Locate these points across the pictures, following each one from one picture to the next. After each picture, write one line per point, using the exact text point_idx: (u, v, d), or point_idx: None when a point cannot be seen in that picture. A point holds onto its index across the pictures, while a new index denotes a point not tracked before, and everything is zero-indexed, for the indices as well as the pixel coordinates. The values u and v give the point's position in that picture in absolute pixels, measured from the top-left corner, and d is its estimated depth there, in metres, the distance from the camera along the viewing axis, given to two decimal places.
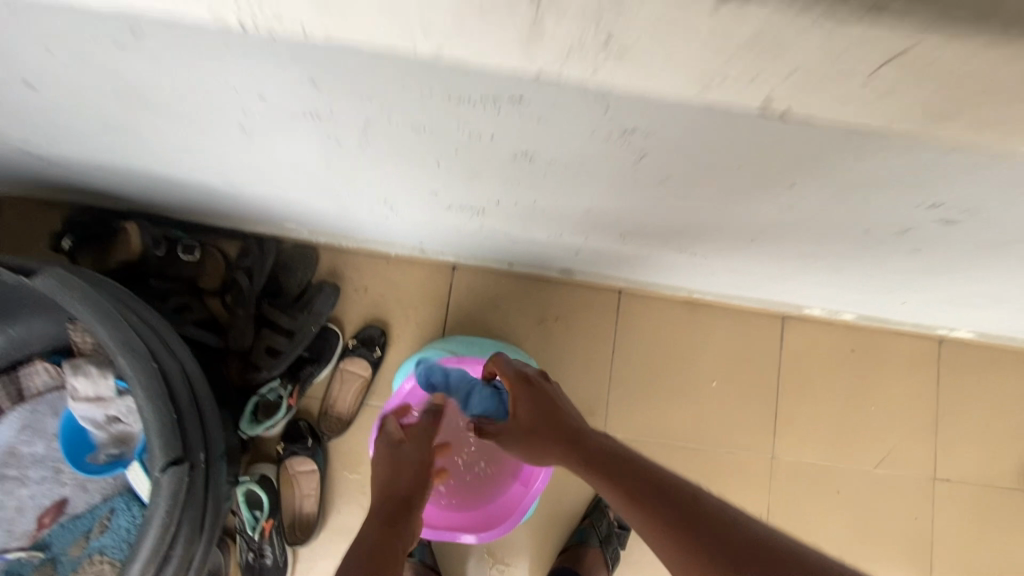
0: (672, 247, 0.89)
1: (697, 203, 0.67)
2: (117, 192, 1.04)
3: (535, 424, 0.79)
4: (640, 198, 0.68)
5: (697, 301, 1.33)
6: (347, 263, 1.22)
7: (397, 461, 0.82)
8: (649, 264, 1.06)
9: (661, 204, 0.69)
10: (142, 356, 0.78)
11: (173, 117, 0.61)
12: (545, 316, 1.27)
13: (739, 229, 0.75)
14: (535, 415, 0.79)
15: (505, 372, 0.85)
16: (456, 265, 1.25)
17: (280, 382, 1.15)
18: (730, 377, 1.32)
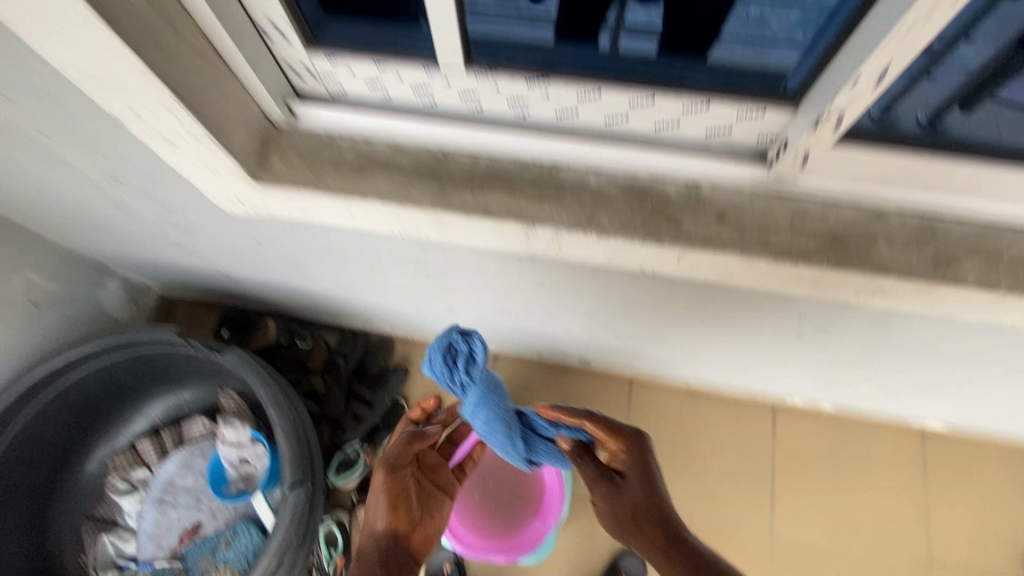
0: (654, 342, 1.21)
1: (656, 313, 1.00)
2: (264, 298, 1.49)
3: (638, 492, 0.80)
4: (619, 308, 1.02)
5: (697, 390, 1.59)
6: (414, 352, 1.60)
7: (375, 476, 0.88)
8: (645, 357, 1.37)
9: (633, 312, 1.03)
10: (283, 407, 1.17)
11: (331, 261, 1.03)
12: (568, 398, 1.57)
13: (693, 330, 1.07)
14: (633, 476, 0.81)
15: (598, 426, 0.83)
16: (497, 355, 1.60)
17: (359, 442, 1.48)
18: (728, 459, 1.53)
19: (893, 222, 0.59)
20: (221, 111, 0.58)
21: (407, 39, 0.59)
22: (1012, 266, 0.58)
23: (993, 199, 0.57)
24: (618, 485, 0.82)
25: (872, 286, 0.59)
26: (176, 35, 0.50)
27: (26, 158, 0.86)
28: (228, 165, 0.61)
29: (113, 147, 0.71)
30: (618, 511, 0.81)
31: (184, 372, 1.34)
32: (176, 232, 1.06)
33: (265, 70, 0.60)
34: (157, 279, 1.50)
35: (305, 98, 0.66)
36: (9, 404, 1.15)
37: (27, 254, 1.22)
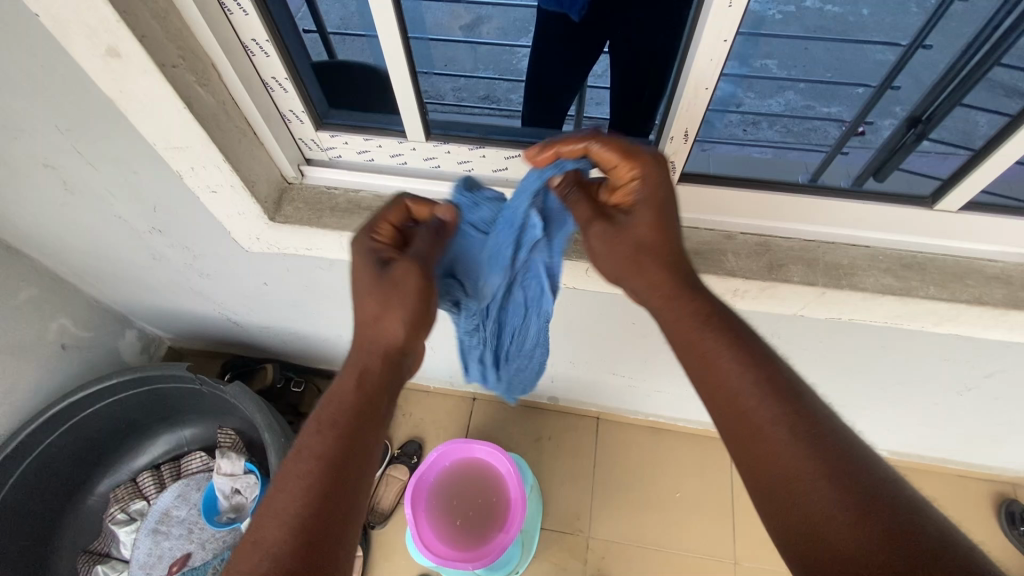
0: (608, 369, 1.39)
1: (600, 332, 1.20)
2: (265, 345, 1.66)
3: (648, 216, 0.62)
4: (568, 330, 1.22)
5: (659, 426, 1.71)
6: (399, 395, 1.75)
7: (403, 273, 0.65)
8: (605, 389, 1.53)
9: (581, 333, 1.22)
10: (277, 434, 1.32)
11: (325, 299, 1.22)
12: (540, 435, 1.70)
13: (634, 349, 1.26)
14: (642, 205, 0.62)
15: (611, 152, 0.61)
16: (475, 397, 1.75)
17: None
18: (691, 489, 1.63)
19: (739, 241, 0.81)
20: (252, 169, 0.81)
21: (387, 120, 0.84)
22: (828, 269, 0.78)
23: (808, 222, 0.79)
24: (618, 221, 0.63)
25: (728, 287, 0.79)
26: (228, 118, 0.74)
27: (88, 214, 1.08)
28: (253, 209, 0.84)
29: (164, 198, 0.94)
30: (614, 253, 0.63)
31: (188, 409, 1.49)
32: (196, 277, 1.26)
33: (284, 142, 0.84)
34: (169, 330, 1.68)
35: (312, 163, 0.89)
36: (32, 433, 1.30)
37: (63, 303, 1.42)
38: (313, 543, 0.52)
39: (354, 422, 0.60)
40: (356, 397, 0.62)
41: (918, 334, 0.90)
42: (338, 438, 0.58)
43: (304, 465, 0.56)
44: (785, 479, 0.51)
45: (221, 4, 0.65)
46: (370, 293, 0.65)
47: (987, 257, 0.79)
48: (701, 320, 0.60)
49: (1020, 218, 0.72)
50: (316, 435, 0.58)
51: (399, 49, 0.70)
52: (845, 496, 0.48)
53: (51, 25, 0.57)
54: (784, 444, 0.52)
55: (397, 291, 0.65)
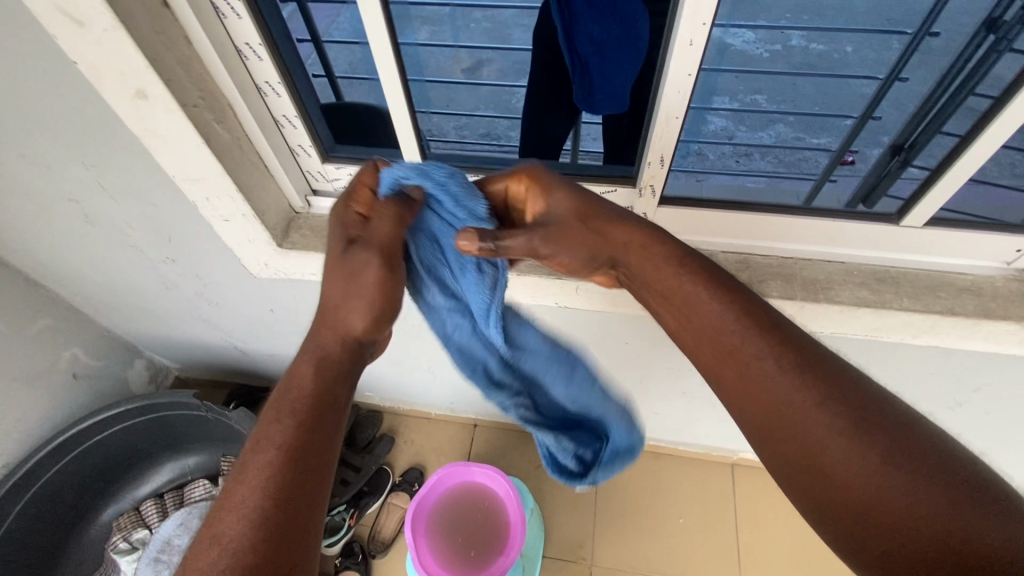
0: None
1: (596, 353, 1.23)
2: (269, 374, 1.69)
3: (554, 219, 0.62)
4: None
5: (661, 450, 1.70)
6: (401, 422, 1.76)
7: (368, 261, 0.60)
8: None
9: None
10: None
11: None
12: (541, 461, 1.70)
13: (630, 369, 1.28)
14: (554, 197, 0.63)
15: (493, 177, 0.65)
16: (476, 423, 1.76)
17: (344, 507, 1.56)
18: (694, 514, 1.61)
19: (719, 259, 0.85)
20: (262, 200, 0.87)
21: (388, 153, 0.91)
22: (805, 283, 0.82)
23: (785, 240, 0.84)
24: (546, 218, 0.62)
25: None
26: (242, 152, 0.81)
27: (106, 245, 1.14)
28: (262, 235, 0.89)
29: (179, 228, 1.00)
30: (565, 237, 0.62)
31: (192, 436, 1.51)
32: (206, 305, 1.31)
33: (292, 174, 0.90)
34: (177, 360, 1.72)
35: (318, 194, 0.96)
36: (42, 459, 1.33)
37: (76, 332, 1.46)
38: (280, 545, 0.49)
39: (309, 404, 0.55)
40: (310, 380, 0.57)
41: (902, 348, 0.93)
42: (293, 426, 0.54)
43: (255, 465, 0.51)
44: (828, 469, 0.49)
45: (239, 51, 0.73)
46: (337, 281, 0.60)
47: (959, 270, 0.82)
48: (722, 304, 0.56)
49: (981, 232, 0.77)
50: (266, 428, 0.54)
51: (399, 88, 0.77)
52: (902, 474, 0.46)
53: (86, 69, 0.64)
54: (825, 431, 0.49)
55: (361, 283, 0.60)
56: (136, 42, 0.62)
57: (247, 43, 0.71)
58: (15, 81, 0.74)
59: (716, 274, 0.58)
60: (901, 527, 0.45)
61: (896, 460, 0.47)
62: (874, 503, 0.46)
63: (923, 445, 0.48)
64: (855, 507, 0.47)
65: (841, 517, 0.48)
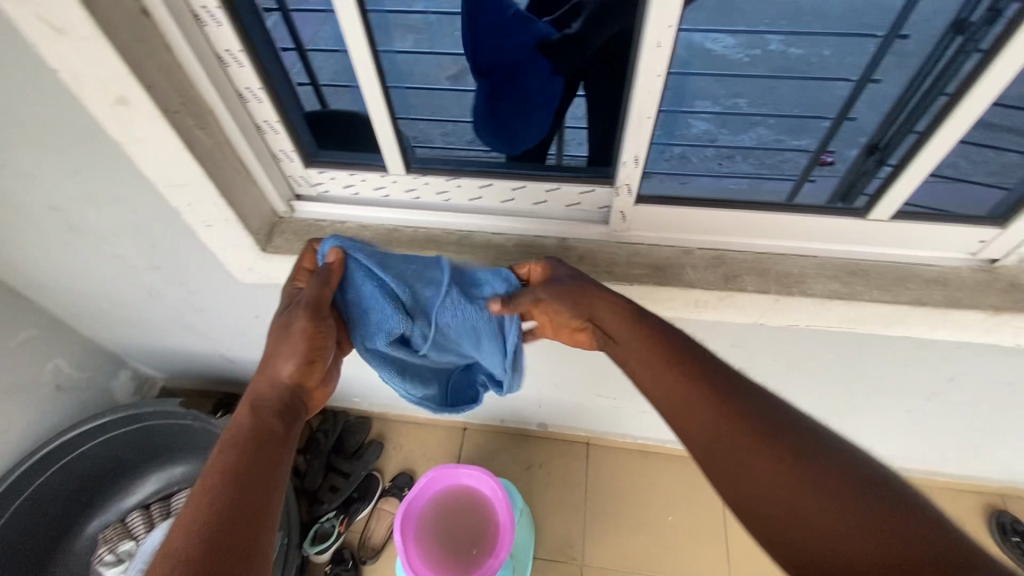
0: (592, 391, 1.42)
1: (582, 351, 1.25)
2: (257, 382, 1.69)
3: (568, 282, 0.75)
4: (551, 351, 1.27)
5: (649, 449, 1.72)
6: (390, 428, 1.76)
7: (299, 322, 0.71)
8: (592, 412, 1.55)
9: (564, 353, 1.27)
10: None
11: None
12: (531, 463, 1.71)
13: (616, 368, 1.30)
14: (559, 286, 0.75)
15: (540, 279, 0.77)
16: (466, 426, 1.76)
17: (334, 514, 1.57)
18: (683, 512, 1.63)
19: (695, 255, 0.87)
20: (246, 205, 0.87)
21: (370, 156, 0.92)
22: (778, 278, 0.84)
23: (759, 236, 0.86)
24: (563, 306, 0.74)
25: (688, 298, 0.85)
26: (224, 157, 0.81)
27: (89, 255, 1.14)
28: (246, 240, 0.90)
29: (163, 236, 1.00)
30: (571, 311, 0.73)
31: (178, 446, 1.49)
32: (191, 313, 1.31)
33: (276, 179, 0.91)
34: (163, 370, 1.71)
35: (302, 199, 0.97)
36: (26, 470, 1.33)
37: (59, 343, 1.45)
38: (225, 554, 0.55)
39: (251, 443, 0.65)
40: (251, 425, 0.67)
41: (874, 339, 0.95)
42: (237, 459, 0.63)
43: (201, 493, 0.59)
44: (773, 503, 0.55)
45: (219, 58, 0.74)
46: (276, 343, 0.71)
47: (924, 262, 0.85)
48: (668, 360, 0.65)
49: (944, 225, 0.80)
50: (217, 460, 0.63)
51: (378, 92, 0.79)
52: (837, 510, 0.52)
53: (67, 77, 0.65)
54: (764, 466, 0.56)
55: (290, 343, 0.71)
56: (117, 50, 0.63)
57: (227, 50, 0.73)
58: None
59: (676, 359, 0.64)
60: (834, 559, 0.51)
61: (835, 495, 0.53)
62: (814, 532, 0.52)
63: (862, 481, 0.53)
64: (794, 538, 0.53)
65: (783, 544, 0.54)
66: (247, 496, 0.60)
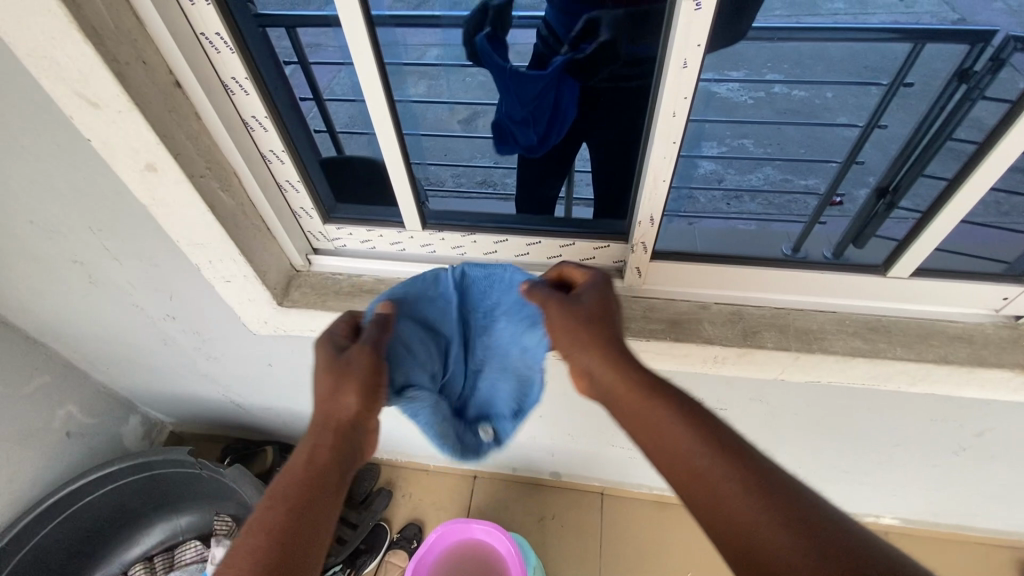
0: (607, 440, 1.39)
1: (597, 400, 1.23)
2: (267, 428, 1.67)
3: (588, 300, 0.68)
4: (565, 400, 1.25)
5: (665, 499, 1.66)
6: (399, 475, 1.73)
7: (354, 364, 0.66)
8: (606, 461, 1.52)
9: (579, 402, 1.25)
10: None
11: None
12: (543, 514, 1.66)
13: None
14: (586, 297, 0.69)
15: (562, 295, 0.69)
16: (476, 474, 1.72)
17: (340, 567, 1.50)
18: (702, 568, 1.55)
19: (713, 310, 0.86)
20: (264, 260, 0.89)
21: (387, 212, 0.93)
22: (798, 334, 0.83)
23: (778, 291, 0.85)
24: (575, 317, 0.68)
25: (706, 354, 0.84)
26: (245, 216, 0.83)
27: (108, 304, 1.15)
28: (262, 295, 0.90)
29: (181, 287, 1.01)
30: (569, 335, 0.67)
31: (184, 496, 1.47)
32: (205, 360, 1.31)
33: (294, 234, 0.92)
34: (172, 415, 1.70)
35: (319, 253, 0.98)
36: (29, 523, 1.31)
37: (72, 389, 1.45)
38: None
39: (306, 487, 0.60)
40: (305, 469, 0.61)
41: (898, 395, 0.93)
42: (290, 502, 0.58)
43: (258, 537, 0.55)
44: (736, 523, 0.51)
45: (245, 122, 0.76)
46: (344, 381, 0.65)
47: (947, 318, 0.84)
48: (650, 391, 0.61)
49: (964, 282, 0.79)
50: (270, 513, 0.57)
51: (398, 154, 0.81)
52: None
53: (100, 146, 0.67)
54: (750, 517, 0.51)
55: (348, 379, 0.65)
56: (149, 121, 0.64)
57: (254, 116, 0.75)
58: (29, 159, 0.77)
59: (668, 410, 0.59)
60: None
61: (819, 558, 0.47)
62: (780, 567, 0.48)
63: (841, 543, 0.48)
64: None
65: None
66: (298, 544, 0.56)
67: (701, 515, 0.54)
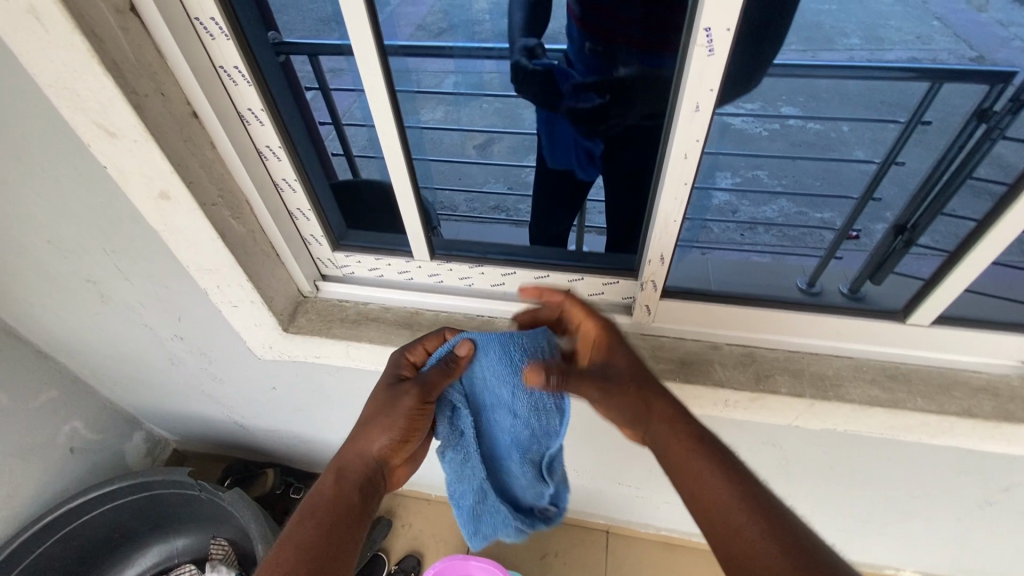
0: (614, 478, 1.35)
1: (605, 436, 1.20)
2: (270, 450, 1.66)
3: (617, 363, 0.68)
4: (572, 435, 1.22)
5: (673, 541, 1.60)
6: (400, 504, 1.69)
7: (404, 397, 0.69)
8: (613, 499, 1.47)
9: (586, 438, 1.22)
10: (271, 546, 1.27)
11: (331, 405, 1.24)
12: (545, 551, 1.61)
13: (640, 455, 1.24)
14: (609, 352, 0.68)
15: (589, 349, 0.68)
16: None
17: None
18: None
19: (725, 351, 0.84)
20: (272, 286, 0.89)
21: (396, 241, 0.93)
22: (813, 380, 0.81)
23: (791, 333, 0.83)
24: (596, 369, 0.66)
25: (717, 398, 0.82)
26: (256, 243, 0.83)
27: (118, 323, 1.16)
28: (269, 320, 0.90)
29: (190, 309, 1.01)
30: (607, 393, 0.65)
31: (183, 518, 1.46)
32: (211, 381, 1.31)
33: (303, 261, 0.93)
34: (175, 433, 1.69)
35: (328, 279, 0.98)
36: (27, 540, 1.30)
37: (79, 405, 1.46)
38: None
39: (332, 512, 0.66)
40: (332, 494, 0.68)
41: (919, 447, 0.89)
42: (315, 524, 0.64)
43: (286, 550, 0.62)
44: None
45: (260, 152, 0.77)
46: (377, 417, 0.70)
47: (970, 368, 0.81)
48: (692, 440, 0.63)
49: (988, 332, 0.76)
50: (298, 528, 0.64)
51: (409, 185, 0.81)
52: None
53: (116, 173, 0.68)
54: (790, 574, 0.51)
55: (390, 411, 0.69)
56: (165, 152, 0.65)
57: (268, 146, 0.76)
58: (48, 180, 0.79)
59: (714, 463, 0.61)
60: None
61: None
62: None
63: None
64: None
65: None
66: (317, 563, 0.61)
67: (728, 560, 0.56)
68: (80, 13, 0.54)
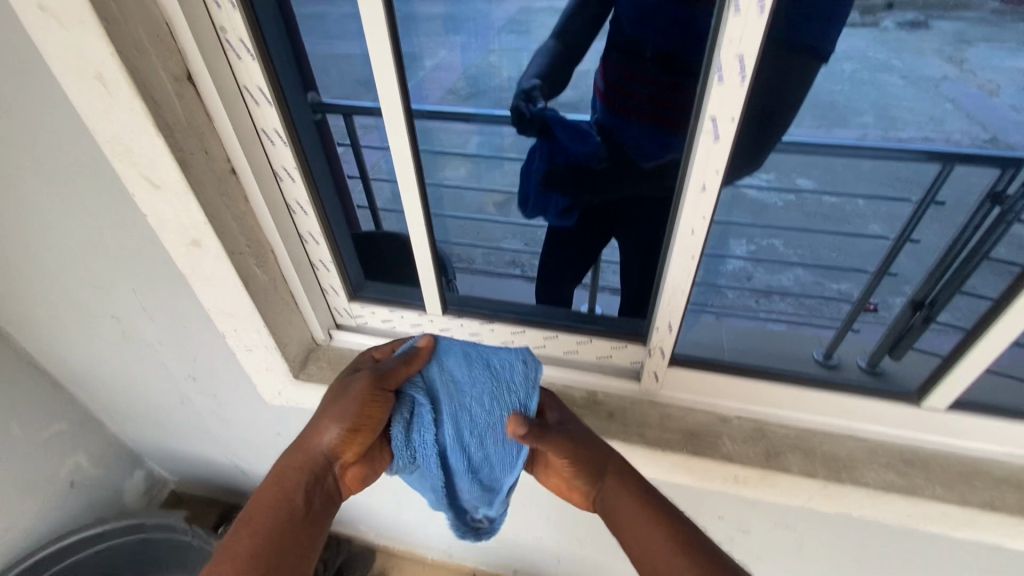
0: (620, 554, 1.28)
1: None
2: None
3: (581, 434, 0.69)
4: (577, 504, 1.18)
5: None
6: (394, 565, 1.62)
7: (354, 388, 0.65)
8: None
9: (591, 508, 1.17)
10: None
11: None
12: None
13: None
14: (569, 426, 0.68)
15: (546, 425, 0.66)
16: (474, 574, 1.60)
17: None
18: None
19: (733, 425, 0.83)
20: (288, 333, 0.91)
21: (410, 295, 0.96)
22: (825, 461, 0.78)
23: (802, 408, 0.81)
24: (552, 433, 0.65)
25: (726, 473, 0.79)
26: (276, 291, 0.86)
27: (135, 359, 1.19)
28: (280, 366, 0.92)
29: (205, 351, 1.04)
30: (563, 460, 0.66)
31: (171, 564, 1.44)
32: (217, 423, 1.31)
33: (319, 309, 0.95)
34: (175, 473, 1.68)
35: (342, 328, 1.00)
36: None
37: (86, 439, 1.46)
38: None
39: (271, 512, 0.65)
40: (276, 492, 0.67)
41: (942, 540, 0.84)
42: (257, 523, 0.65)
43: (223, 550, 0.63)
44: None
45: (289, 207, 0.82)
46: (326, 413, 0.67)
47: (992, 458, 0.77)
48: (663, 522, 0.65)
49: (1009, 420, 0.74)
50: (240, 527, 0.65)
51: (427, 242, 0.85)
52: None
53: (154, 221, 0.72)
54: None
55: (339, 405, 0.66)
56: (201, 204, 0.70)
57: (298, 202, 0.81)
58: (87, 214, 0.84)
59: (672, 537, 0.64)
60: None
61: None
62: None
63: None
64: None
65: None
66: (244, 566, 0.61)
67: None
68: (146, 81, 0.60)
